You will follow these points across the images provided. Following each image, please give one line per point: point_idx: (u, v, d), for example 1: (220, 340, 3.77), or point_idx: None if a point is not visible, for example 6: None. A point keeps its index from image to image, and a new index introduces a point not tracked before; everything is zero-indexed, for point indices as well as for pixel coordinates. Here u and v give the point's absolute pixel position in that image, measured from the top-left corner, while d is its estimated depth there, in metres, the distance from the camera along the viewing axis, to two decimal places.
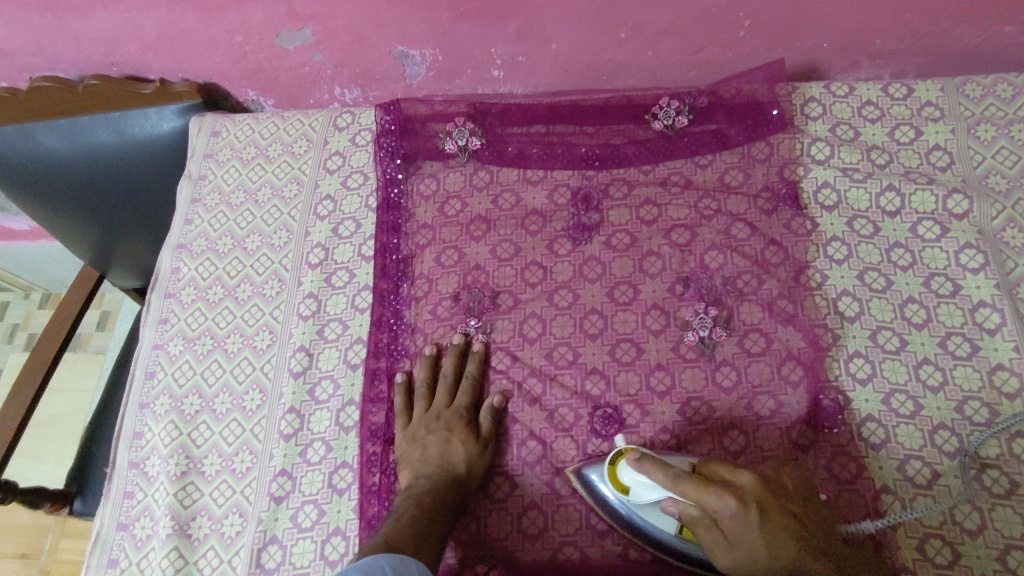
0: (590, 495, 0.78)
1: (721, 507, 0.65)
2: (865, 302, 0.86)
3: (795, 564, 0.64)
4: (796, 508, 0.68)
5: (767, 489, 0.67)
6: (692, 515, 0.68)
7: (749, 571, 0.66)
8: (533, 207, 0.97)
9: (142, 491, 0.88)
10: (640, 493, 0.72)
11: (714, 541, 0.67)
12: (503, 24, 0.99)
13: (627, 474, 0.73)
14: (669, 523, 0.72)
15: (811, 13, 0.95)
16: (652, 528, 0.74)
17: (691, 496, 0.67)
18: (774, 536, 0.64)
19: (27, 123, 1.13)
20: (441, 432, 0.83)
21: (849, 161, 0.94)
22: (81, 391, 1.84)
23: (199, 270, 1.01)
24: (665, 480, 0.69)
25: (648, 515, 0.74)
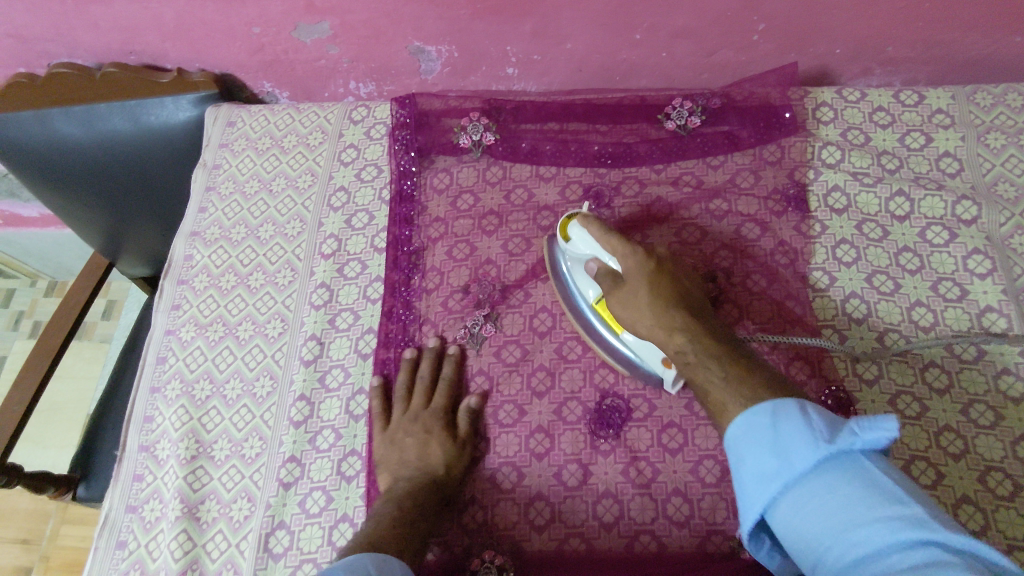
0: (558, 284, 0.89)
1: (625, 253, 0.77)
2: (872, 305, 0.87)
3: (667, 327, 0.73)
4: (692, 299, 0.77)
5: (671, 264, 0.79)
6: (606, 271, 0.80)
7: (637, 318, 0.76)
8: (545, 203, 0.98)
9: (151, 474, 0.89)
10: (577, 244, 0.83)
11: (615, 287, 0.78)
12: (520, 22, 1.00)
13: (574, 228, 0.83)
14: (592, 288, 0.84)
15: (825, 19, 0.96)
16: (581, 296, 0.86)
17: (615, 246, 0.78)
18: (660, 300, 0.75)
19: (43, 109, 1.14)
20: (419, 433, 0.83)
21: (860, 166, 0.95)
22: (86, 379, 1.85)
23: (212, 257, 1.02)
24: (600, 233, 0.79)
25: (578, 278, 0.85)
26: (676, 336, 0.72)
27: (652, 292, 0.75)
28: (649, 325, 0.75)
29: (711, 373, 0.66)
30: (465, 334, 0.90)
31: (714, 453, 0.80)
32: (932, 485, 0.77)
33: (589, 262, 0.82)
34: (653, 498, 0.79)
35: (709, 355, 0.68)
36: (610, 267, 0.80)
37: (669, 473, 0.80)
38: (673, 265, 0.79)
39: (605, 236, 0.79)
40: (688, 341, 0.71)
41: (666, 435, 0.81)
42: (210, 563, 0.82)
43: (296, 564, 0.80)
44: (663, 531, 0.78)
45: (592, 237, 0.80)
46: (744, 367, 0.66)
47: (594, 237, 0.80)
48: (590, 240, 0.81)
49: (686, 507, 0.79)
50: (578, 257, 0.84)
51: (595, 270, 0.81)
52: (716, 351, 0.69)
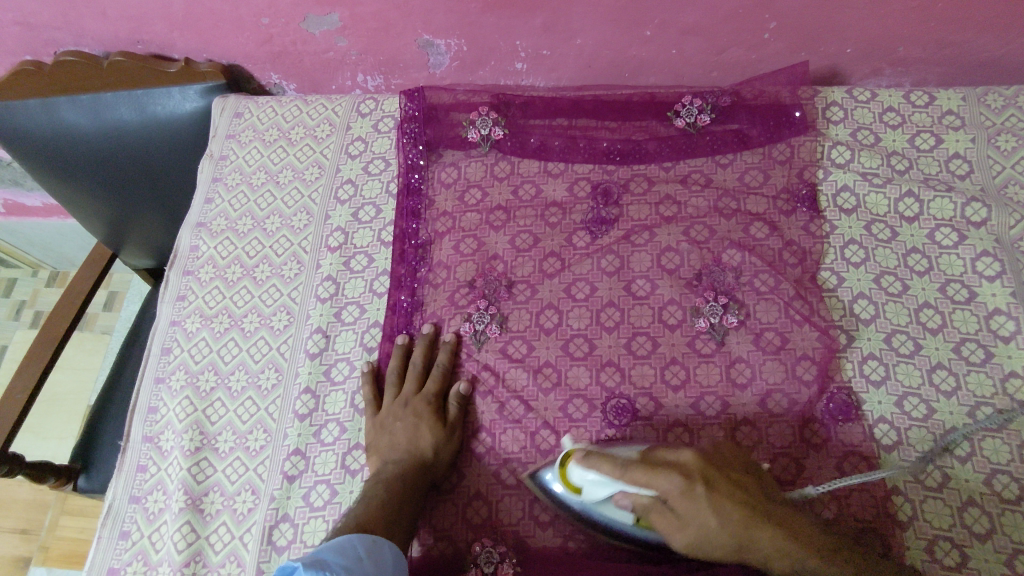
0: (538, 487, 0.79)
1: (644, 486, 0.68)
2: (878, 305, 0.86)
3: (747, 533, 0.67)
4: (740, 479, 0.70)
5: (707, 464, 0.69)
6: (646, 504, 0.70)
7: (703, 542, 0.68)
8: (553, 199, 0.97)
9: (155, 465, 0.88)
10: (591, 488, 0.72)
11: (668, 519, 0.68)
12: (530, 17, 0.99)
13: (579, 472, 0.73)
14: (626, 513, 0.72)
15: (837, 17, 0.95)
16: (609, 519, 0.74)
17: (637, 482, 0.68)
18: (722, 510, 0.67)
19: (49, 97, 1.14)
20: (410, 418, 0.84)
21: (869, 166, 0.95)
22: (87, 369, 1.85)
23: (218, 248, 1.01)
24: (614, 472, 0.70)
25: (605, 509, 0.74)
26: (772, 550, 0.67)
27: (721, 515, 0.66)
28: (725, 540, 0.67)
29: (822, 574, 0.66)
30: (470, 330, 0.90)
31: None
32: (938, 487, 0.77)
33: (615, 498, 0.71)
34: None
35: (809, 554, 0.66)
36: (647, 499, 0.69)
37: None
38: (707, 457, 0.70)
39: (647, 472, 0.68)
40: (779, 545, 0.66)
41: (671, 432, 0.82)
42: (213, 555, 0.82)
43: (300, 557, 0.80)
44: None
45: (607, 475, 0.70)
46: (835, 542, 0.68)
47: (610, 474, 0.70)
48: (606, 481, 0.71)
49: None
50: (597, 496, 0.72)
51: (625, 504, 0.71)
52: (806, 539, 0.67)
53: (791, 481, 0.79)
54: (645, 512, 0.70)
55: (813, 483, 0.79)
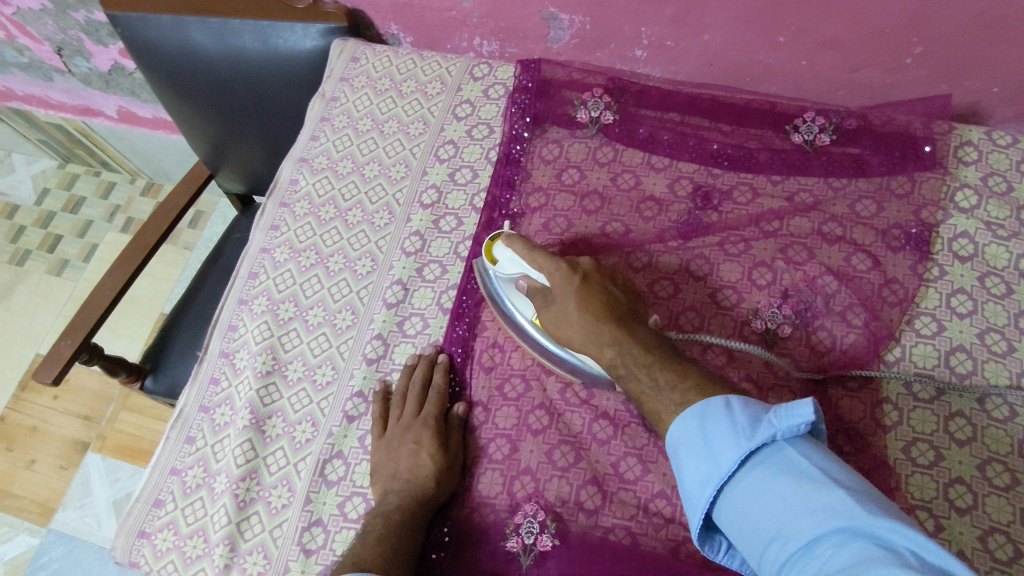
0: (484, 284, 0.89)
1: (544, 268, 0.81)
2: (979, 363, 0.81)
3: (598, 326, 0.75)
4: (618, 296, 0.79)
5: (598, 271, 0.81)
6: (537, 288, 0.81)
7: (565, 329, 0.78)
8: (651, 193, 0.95)
9: (227, 380, 0.92)
10: (505, 266, 0.84)
11: (545, 303, 0.80)
12: (661, 5, 0.97)
13: (500, 249, 0.85)
14: (523, 308, 0.85)
15: (992, 53, 0.89)
16: (514, 313, 0.86)
17: (537, 262, 0.81)
18: (592, 313, 0.76)
19: (182, 16, 1.18)
20: (409, 444, 0.81)
21: (996, 216, 0.89)
22: (164, 280, 1.94)
23: (316, 186, 1.04)
24: (523, 250, 0.82)
25: (513, 300, 0.86)
26: (613, 355, 0.73)
27: (582, 300, 0.77)
28: (581, 334, 0.76)
29: (643, 377, 0.70)
30: None
31: None
32: (1011, 560, 0.72)
33: (519, 280, 0.83)
34: None
35: (637, 364, 0.71)
36: (539, 280, 0.81)
37: None
38: (601, 272, 0.81)
39: (533, 253, 0.82)
40: (609, 343, 0.74)
41: None
42: (267, 475, 0.85)
43: (347, 495, 0.82)
44: None
45: (519, 254, 0.83)
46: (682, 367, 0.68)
47: (521, 254, 0.82)
48: (517, 260, 0.83)
49: None
50: (508, 277, 0.85)
51: (524, 286, 0.83)
52: (647, 344, 0.73)
53: None
54: (534, 294, 0.81)
55: None
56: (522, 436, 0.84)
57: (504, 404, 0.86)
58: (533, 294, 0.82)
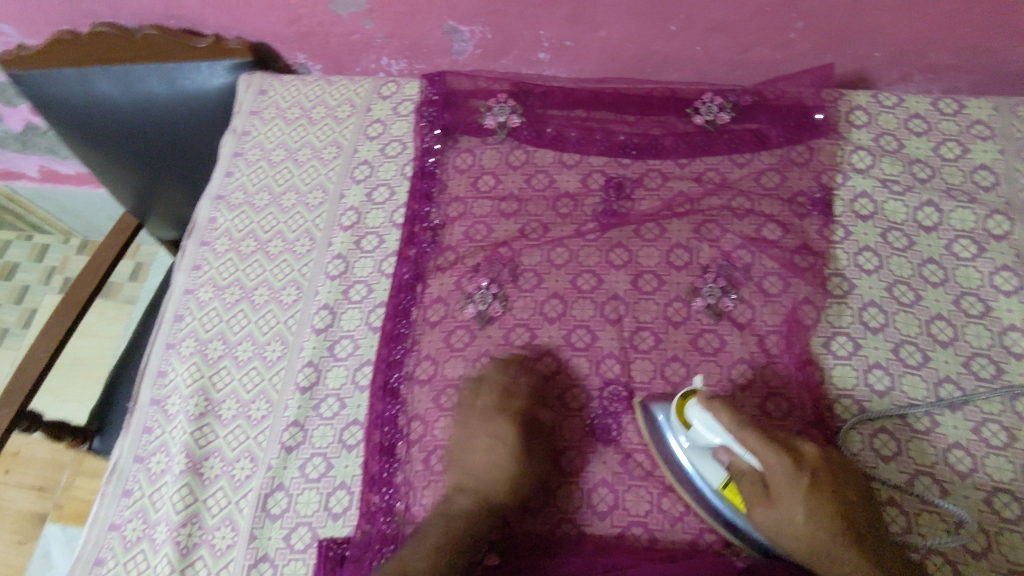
0: (650, 429, 0.80)
1: (757, 446, 0.71)
2: (891, 314, 0.84)
3: (830, 539, 0.69)
4: (842, 485, 0.72)
5: (826, 465, 0.73)
6: (745, 471, 0.73)
7: (787, 538, 0.71)
8: (565, 190, 0.97)
9: (160, 428, 0.91)
10: (701, 432, 0.74)
11: (763, 497, 0.72)
12: (555, 7, 0.99)
13: (694, 411, 0.74)
14: (715, 473, 0.75)
15: (868, 20, 0.94)
16: (700, 482, 0.76)
17: (752, 444, 0.71)
18: (813, 505, 0.70)
19: (84, 67, 1.15)
20: (487, 437, 0.82)
21: (890, 173, 0.93)
22: (108, 337, 1.89)
23: (234, 222, 1.03)
24: (731, 424, 0.72)
25: (699, 463, 0.76)
26: None
27: (810, 510, 0.70)
28: (807, 550, 0.70)
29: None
30: (475, 310, 0.90)
31: None
32: (902, 532, 0.74)
33: (716, 450, 0.75)
34: (649, 490, 0.80)
35: None
36: (746, 464, 0.73)
37: (667, 467, 0.80)
38: (828, 463, 0.73)
39: (742, 431, 0.71)
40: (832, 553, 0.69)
41: None
42: (209, 518, 0.83)
43: (292, 526, 0.82)
44: (655, 524, 0.78)
45: (722, 427, 0.72)
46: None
47: (725, 428, 0.72)
48: (716, 431, 0.73)
49: (681, 502, 0.78)
50: (701, 444, 0.75)
51: (723, 459, 0.75)
52: None
53: None
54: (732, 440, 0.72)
55: None
56: (462, 444, 0.84)
57: (441, 415, 0.85)
58: (740, 473, 0.73)
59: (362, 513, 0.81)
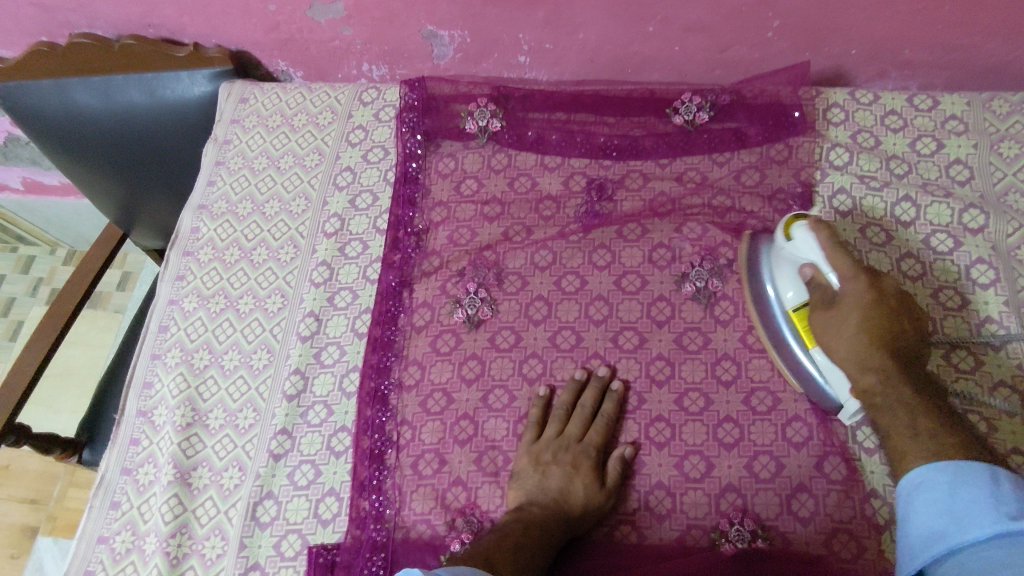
0: (748, 255, 0.86)
1: (847, 271, 0.74)
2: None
3: (877, 359, 0.72)
4: (908, 334, 0.74)
5: (899, 299, 0.75)
6: (823, 287, 0.76)
7: (837, 346, 0.74)
8: (548, 192, 0.98)
9: (147, 439, 0.91)
10: (800, 245, 0.78)
11: (828, 304, 0.76)
12: (532, 10, 1.00)
13: (799, 228, 0.78)
14: (792, 290, 0.79)
15: (842, 18, 0.95)
16: (776, 300, 0.81)
17: (842, 266, 0.75)
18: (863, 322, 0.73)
19: (62, 78, 1.15)
20: (567, 465, 0.80)
21: (867, 169, 0.94)
22: (98, 347, 1.88)
23: (217, 231, 1.03)
24: (827, 241, 0.76)
25: (780, 276, 0.81)
26: (875, 398, 0.72)
27: (865, 319, 0.73)
28: (849, 359, 0.73)
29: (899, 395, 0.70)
30: (463, 315, 0.90)
31: (700, 449, 0.81)
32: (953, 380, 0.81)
33: (804, 266, 0.78)
34: (636, 489, 0.80)
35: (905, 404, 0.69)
36: (828, 283, 0.76)
37: (654, 466, 0.81)
38: (902, 305, 0.75)
39: (835, 248, 0.75)
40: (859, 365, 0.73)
41: (654, 429, 0.82)
42: (199, 528, 0.84)
43: (282, 534, 0.82)
44: (643, 521, 0.79)
45: (820, 244, 0.76)
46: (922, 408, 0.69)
47: (823, 244, 0.76)
48: (816, 246, 0.76)
49: (668, 500, 0.79)
50: (795, 259, 0.79)
51: (807, 275, 0.77)
52: (913, 402, 0.70)
53: (771, 479, 0.78)
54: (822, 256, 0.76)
55: (792, 483, 0.78)
56: (450, 448, 0.84)
57: (429, 418, 0.86)
58: (814, 288, 0.77)
59: (353, 519, 0.82)
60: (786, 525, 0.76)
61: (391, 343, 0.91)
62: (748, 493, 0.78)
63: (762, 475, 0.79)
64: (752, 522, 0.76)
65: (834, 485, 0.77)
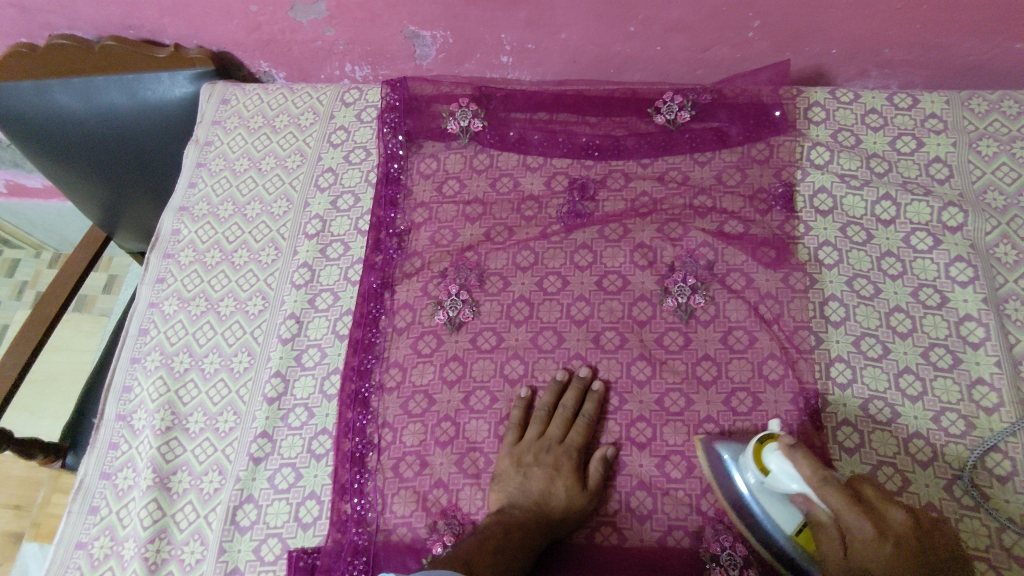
0: (714, 467, 0.78)
1: (847, 517, 0.65)
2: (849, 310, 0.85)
3: None
4: (936, 562, 0.62)
5: (919, 534, 0.63)
6: (819, 520, 0.68)
7: None
8: (530, 192, 0.98)
9: (126, 443, 0.90)
10: (777, 478, 0.71)
11: (838, 556, 0.66)
12: (514, 11, 0.99)
13: (773, 459, 0.71)
14: (789, 518, 0.72)
15: (822, 18, 0.95)
16: (774, 529, 0.73)
17: (833, 502, 0.66)
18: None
19: (42, 79, 1.14)
20: (548, 468, 0.80)
21: (847, 168, 0.94)
22: (83, 351, 1.87)
23: (198, 233, 1.03)
24: (812, 476, 0.68)
25: (768, 504, 0.73)
26: None
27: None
28: None
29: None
30: (445, 317, 0.90)
31: (681, 449, 0.81)
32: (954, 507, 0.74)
33: (792, 497, 0.71)
34: (618, 490, 0.80)
35: None
36: (821, 514, 0.68)
37: (635, 466, 0.81)
38: (920, 534, 0.63)
39: (823, 481, 0.67)
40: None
41: (635, 429, 0.82)
42: (178, 533, 0.83)
43: (262, 538, 0.81)
44: (624, 522, 0.79)
45: (800, 476, 0.69)
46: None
47: (804, 477, 0.69)
48: (792, 477, 0.70)
49: (649, 500, 0.79)
50: (775, 491, 0.72)
51: (800, 506, 0.70)
52: None
53: None
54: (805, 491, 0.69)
55: None
56: (431, 450, 0.84)
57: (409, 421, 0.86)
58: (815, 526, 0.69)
59: (334, 523, 0.81)
60: None
61: (372, 347, 0.90)
62: None
63: None
64: (742, 546, 0.76)
65: None
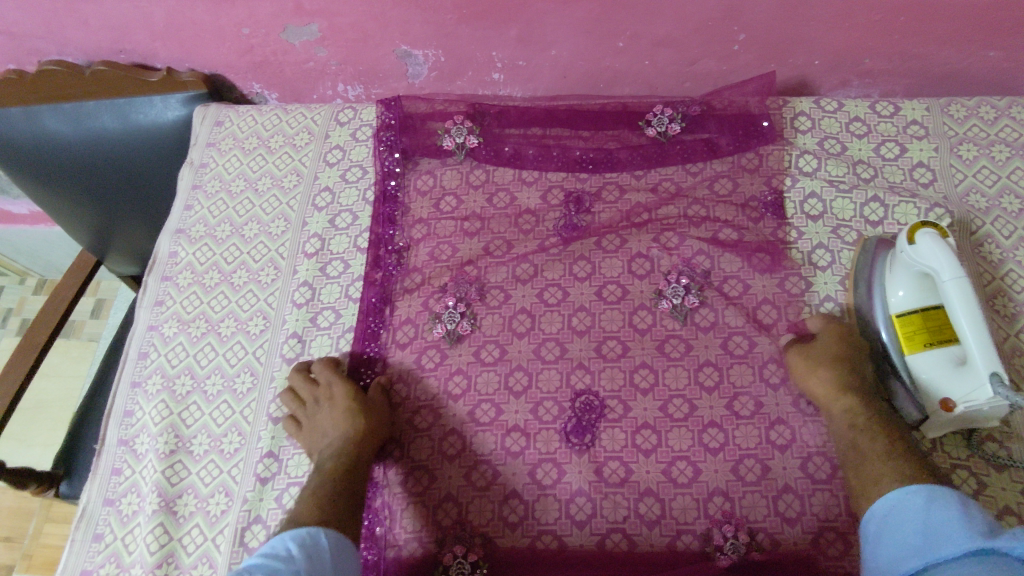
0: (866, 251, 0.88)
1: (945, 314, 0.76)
2: (865, 237, 0.91)
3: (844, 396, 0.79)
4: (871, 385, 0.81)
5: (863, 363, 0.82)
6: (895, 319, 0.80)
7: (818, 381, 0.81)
8: (526, 206, 0.99)
9: (130, 468, 0.89)
10: (919, 252, 0.78)
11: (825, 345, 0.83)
12: (505, 29, 1.01)
13: (929, 237, 0.78)
14: (908, 294, 0.80)
15: (805, 31, 0.98)
16: (882, 303, 0.83)
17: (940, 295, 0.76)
18: (827, 371, 0.81)
19: (34, 106, 1.15)
20: (324, 405, 0.86)
21: (835, 174, 0.96)
22: (73, 378, 1.84)
23: (196, 255, 1.03)
24: (949, 263, 0.75)
25: (897, 276, 0.81)
26: (848, 429, 0.78)
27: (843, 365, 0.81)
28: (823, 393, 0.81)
29: (858, 437, 0.77)
30: (444, 330, 0.91)
31: (687, 454, 0.82)
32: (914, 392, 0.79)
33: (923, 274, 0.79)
34: (625, 497, 0.81)
35: (876, 443, 0.76)
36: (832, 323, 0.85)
37: (642, 473, 0.82)
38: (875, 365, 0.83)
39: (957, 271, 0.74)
40: (835, 387, 0.80)
41: (641, 436, 0.83)
42: (186, 557, 0.82)
43: None
44: (634, 529, 0.80)
45: (945, 258, 0.75)
46: (883, 439, 0.76)
47: (948, 259, 0.75)
48: (944, 257, 0.75)
49: (657, 506, 0.80)
50: (914, 265, 0.79)
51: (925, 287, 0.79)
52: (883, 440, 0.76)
53: (756, 481, 0.80)
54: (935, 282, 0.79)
55: (778, 484, 0.80)
56: (438, 463, 0.85)
57: (416, 435, 0.87)
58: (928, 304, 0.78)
59: None
60: (772, 527, 0.78)
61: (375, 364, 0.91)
62: (735, 496, 0.80)
63: (748, 478, 0.80)
64: (748, 543, 0.77)
65: (819, 484, 0.79)
